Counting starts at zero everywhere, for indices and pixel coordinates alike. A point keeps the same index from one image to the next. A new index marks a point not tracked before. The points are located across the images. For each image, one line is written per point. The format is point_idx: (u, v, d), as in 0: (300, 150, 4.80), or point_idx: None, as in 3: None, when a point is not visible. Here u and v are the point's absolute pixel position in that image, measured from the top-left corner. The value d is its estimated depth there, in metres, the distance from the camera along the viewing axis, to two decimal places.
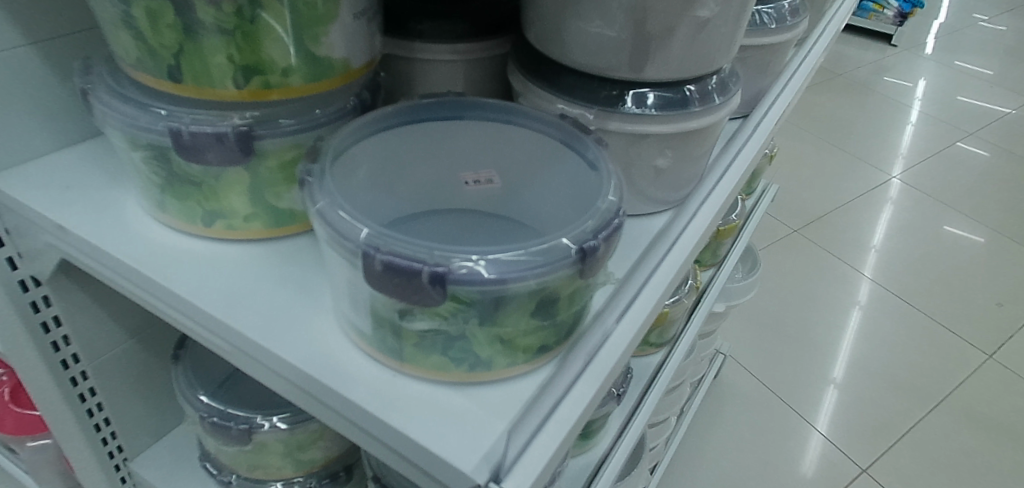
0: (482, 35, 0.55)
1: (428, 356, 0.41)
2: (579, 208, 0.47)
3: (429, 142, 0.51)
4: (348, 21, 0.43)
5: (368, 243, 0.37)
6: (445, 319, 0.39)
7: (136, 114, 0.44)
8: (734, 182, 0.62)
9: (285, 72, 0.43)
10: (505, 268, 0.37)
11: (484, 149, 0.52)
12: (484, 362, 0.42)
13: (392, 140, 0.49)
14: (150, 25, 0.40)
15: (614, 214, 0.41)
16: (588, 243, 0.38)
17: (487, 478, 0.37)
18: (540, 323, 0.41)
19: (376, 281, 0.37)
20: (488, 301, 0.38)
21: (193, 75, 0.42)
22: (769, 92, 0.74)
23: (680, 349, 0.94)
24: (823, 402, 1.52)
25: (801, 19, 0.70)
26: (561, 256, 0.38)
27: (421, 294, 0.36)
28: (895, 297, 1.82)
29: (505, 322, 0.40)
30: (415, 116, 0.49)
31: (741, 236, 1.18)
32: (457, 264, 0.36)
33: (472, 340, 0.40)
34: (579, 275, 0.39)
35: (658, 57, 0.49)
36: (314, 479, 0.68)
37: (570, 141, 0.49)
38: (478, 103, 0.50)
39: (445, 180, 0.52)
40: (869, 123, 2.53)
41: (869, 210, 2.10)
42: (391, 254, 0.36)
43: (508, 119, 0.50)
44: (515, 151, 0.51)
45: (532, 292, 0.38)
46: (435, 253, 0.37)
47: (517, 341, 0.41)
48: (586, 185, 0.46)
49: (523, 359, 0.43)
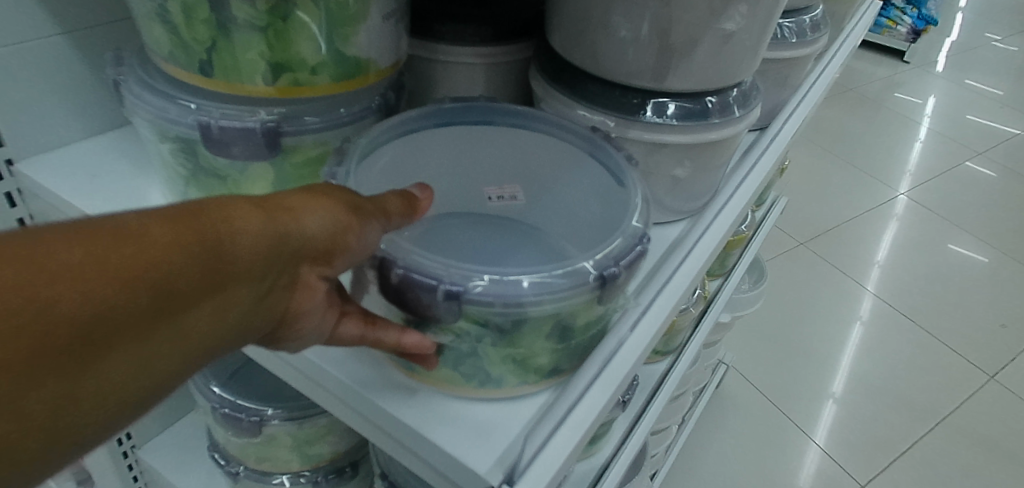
0: (505, 39, 0.56)
1: (442, 370, 0.41)
2: (604, 223, 0.49)
3: (457, 148, 0.52)
4: (377, 22, 0.44)
5: (386, 251, 0.37)
6: (457, 336, 0.39)
7: (164, 106, 0.45)
8: (748, 196, 0.63)
9: (314, 70, 0.43)
10: (525, 288, 0.37)
11: (511, 160, 0.54)
12: (493, 381, 0.41)
13: (421, 141, 0.50)
14: (184, 19, 0.40)
15: (637, 240, 0.41)
16: (609, 269, 0.39)
17: (501, 480, 0.38)
18: (554, 346, 0.41)
19: (392, 290, 0.38)
20: (503, 321, 0.38)
21: (223, 70, 0.42)
22: (787, 105, 0.75)
23: (685, 358, 0.98)
24: (823, 416, 1.52)
25: (822, 33, 0.70)
26: (582, 280, 0.38)
27: (438, 307, 0.37)
28: (898, 314, 1.82)
29: (520, 343, 0.40)
30: (444, 120, 0.50)
31: (751, 245, 1.19)
32: (474, 284, 0.36)
33: (485, 358, 0.40)
34: (597, 300, 0.40)
35: (680, 69, 0.49)
36: (319, 473, 0.67)
37: (594, 150, 0.50)
38: (506, 108, 0.51)
39: (468, 196, 0.54)
40: (877, 138, 2.53)
41: (875, 226, 2.11)
42: (409, 268, 0.36)
43: (537, 127, 0.51)
44: (540, 157, 0.53)
45: (548, 316, 0.38)
46: (453, 270, 0.37)
47: (530, 362, 0.41)
48: (608, 201, 0.49)
49: (534, 379, 0.42)
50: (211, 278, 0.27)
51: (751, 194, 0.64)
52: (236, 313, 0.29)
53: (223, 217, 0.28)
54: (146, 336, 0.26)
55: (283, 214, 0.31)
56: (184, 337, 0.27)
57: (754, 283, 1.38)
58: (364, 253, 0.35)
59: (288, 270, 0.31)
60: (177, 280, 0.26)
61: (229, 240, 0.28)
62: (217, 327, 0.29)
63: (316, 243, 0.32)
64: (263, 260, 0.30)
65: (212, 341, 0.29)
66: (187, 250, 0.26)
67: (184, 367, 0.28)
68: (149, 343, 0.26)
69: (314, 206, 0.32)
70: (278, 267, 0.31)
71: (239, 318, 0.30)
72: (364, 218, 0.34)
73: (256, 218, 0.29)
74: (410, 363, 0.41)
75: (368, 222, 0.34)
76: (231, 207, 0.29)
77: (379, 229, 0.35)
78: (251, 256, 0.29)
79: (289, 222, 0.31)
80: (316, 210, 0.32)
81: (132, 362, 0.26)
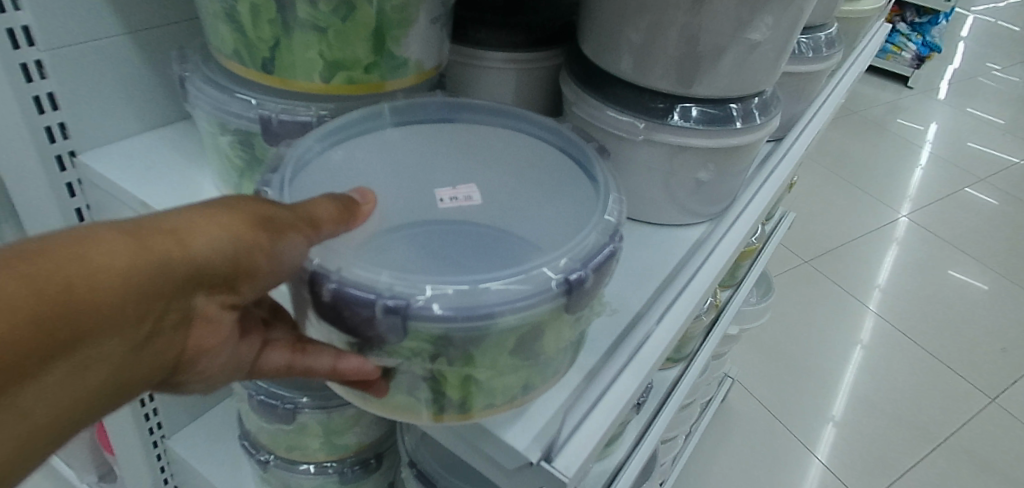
0: (538, 44, 0.59)
1: (397, 396, 0.39)
2: (576, 220, 0.45)
3: (414, 147, 0.51)
4: (424, 26, 0.47)
5: (320, 267, 0.35)
6: (406, 358, 0.37)
7: (226, 100, 0.48)
8: (765, 203, 0.66)
9: (367, 69, 0.46)
10: (488, 296, 0.35)
11: (476, 166, 0.51)
12: (456, 405, 0.39)
13: (379, 139, 0.49)
14: (250, 19, 0.43)
15: (608, 240, 0.39)
16: (575, 274, 0.36)
17: (539, 456, 0.41)
18: (520, 364, 0.38)
19: (330, 309, 0.36)
20: (455, 337, 0.35)
21: (282, 68, 0.45)
22: (801, 118, 0.77)
23: (696, 365, 0.99)
24: (825, 433, 1.53)
25: (836, 51, 0.73)
26: (545, 286, 0.35)
27: (382, 325, 0.35)
28: (900, 334, 1.83)
29: (481, 361, 0.37)
30: (406, 118, 0.50)
31: (760, 259, 1.21)
32: (419, 297, 0.34)
33: (441, 381, 0.38)
34: (566, 308, 0.37)
35: (706, 76, 0.52)
36: (344, 465, 0.69)
37: (568, 146, 0.50)
38: (467, 104, 0.51)
39: (417, 198, 0.49)
40: (880, 162, 2.56)
41: (878, 247, 2.13)
42: (342, 283, 0.34)
43: (507, 123, 0.52)
44: (510, 160, 0.51)
45: (513, 327, 0.36)
46: (397, 284, 0.35)
47: (496, 381, 0.38)
48: (580, 195, 0.47)
49: (503, 400, 0.40)
50: (80, 321, 0.28)
51: (768, 201, 0.67)
52: (127, 346, 0.31)
53: (83, 258, 0.28)
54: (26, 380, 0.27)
55: (166, 242, 0.31)
56: (69, 377, 0.29)
57: (762, 296, 1.41)
58: (287, 270, 0.35)
59: (178, 301, 0.32)
60: (29, 338, 0.27)
61: (88, 284, 0.28)
62: (99, 365, 0.30)
63: (212, 267, 0.32)
64: (143, 297, 0.30)
65: (85, 386, 0.30)
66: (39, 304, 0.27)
67: (70, 403, 0.30)
68: (29, 390, 0.28)
69: (204, 230, 0.32)
70: (157, 303, 0.31)
71: (133, 349, 0.31)
72: (276, 235, 0.33)
73: (121, 257, 0.29)
74: (361, 392, 0.40)
75: (282, 236, 0.33)
76: (96, 244, 0.29)
77: (304, 244, 0.34)
78: (128, 293, 0.29)
79: (175, 249, 0.31)
80: (206, 233, 0.32)
81: (14, 406, 0.28)
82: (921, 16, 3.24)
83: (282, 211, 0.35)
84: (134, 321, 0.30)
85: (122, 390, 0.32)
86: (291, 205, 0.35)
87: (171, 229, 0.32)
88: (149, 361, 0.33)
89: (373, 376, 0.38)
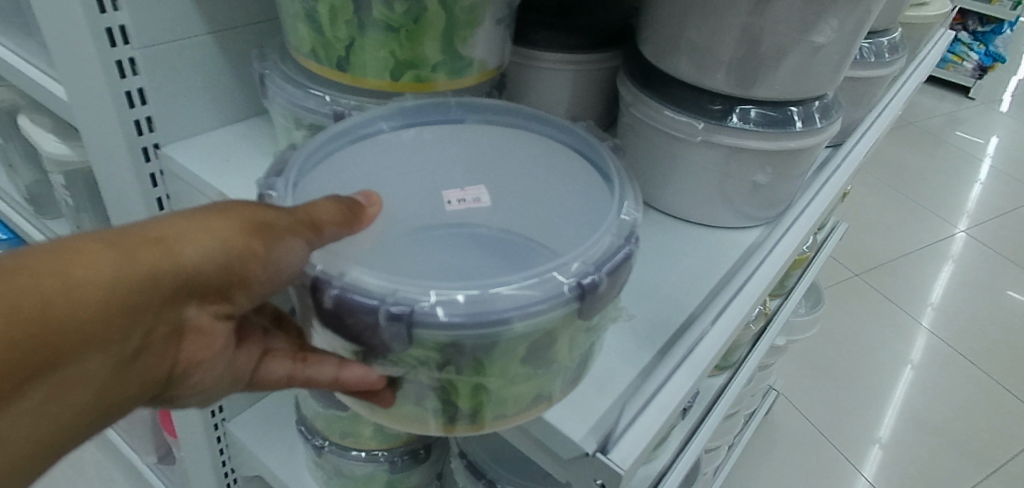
0: (596, 46, 0.61)
1: (403, 405, 0.40)
2: (592, 224, 0.44)
3: (425, 149, 0.49)
4: (490, 27, 0.49)
5: (323, 272, 0.35)
6: (412, 367, 0.37)
7: (302, 96, 0.50)
8: (821, 208, 0.66)
9: (434, 68, 0.48)
10: (498, 303, 0.35)
11: (489, 171, 0.50)
12: (467, 416, 0.39)
13: (387, 142, 0.48)
14: (329, 19, 0.45)
15: (623, 242, 0.39)
16: (587, 278, 0.36)
17: (596, 448, 0.41)
18: (532, 372, 0.38)
19: (334, 315, 0.36)
20: (459, 345, 0.35)
21: (355, 66, 0.47)
22: (859, 125, 0.77)
23: (743, 374, 0.98)
24: (873, 451, 1.49)
25: (899, 56, 0.72)
26: (555, 291, 0.35)
27: (386, 333, 0.35)
28: (955, 353, 1.77)
29: (492, 371, 0.37)
30: (413, 119, 0.49)
31: (810, 269, 1.19)
32: (422, 304, 0.34)
33: (451, 391, 0.38)
34: (577, 314, 0.37)
35: (767, 79, 0.52)
36: (395, 454, 0.70)
37: (582, 148, 0.48)
38: (477, 104, 0.50)
39: (428, 200, 0.49)
40: (937, 175, 2.48)
41: (934, 263, 2.06)
42: (345, 289, 0.35)
43: (523, 124, 0.50)
44: (529, 163, 0.50)
45: (523, 334, 0.36)
46: (400, 291, 0.35)
47: (508, 390, 0.38)
48: (595, 196, 0.46)
49: (514, 409, 0.40)
50: (66, 331, 0.29)
51: (825, 206, 0.66)
52: (116, 356, 0.32)
53: (67, 271, 0.30)
54: (17, 395, 0.29)
55: (152, 250, 0.32)
56: (60, 387, 0.31)
57: (811, 307, 1.38)
58: (287, 275, 0.35)
59: (167, 309, 0.34)
60: (17, 351, 0.28)
61: (73, 295, 0.30)
62: (90, 374, 0.32)
63: (203, 273, 0.34)
64: (130, 305, 0.32)
65: (75, 392, 0.32)
66: (27, 317, 0.28)
67: (65, 410, 0.32)
68: (22, 398, 0.29)
69: (191, 239, 0.33)
70: (144, 312, 0.32)
71: (121, 358, 0.33)
72: (271, 239, 0.34)
73: (105, 267, 0.31)
74: (369, 403, 0.40)
75: (278, 241, 0.34)
76: (80, 256, 0.30)
77: (304, 247, 0.35)
78: (111, 302, 0.31)
79: (162, 258, 0.32)
80: (192, 241, 0.33)
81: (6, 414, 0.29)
82: (983, 26, 3.12)
83: (275, 214, 0.35)
84: (124, 330, 0.32)
85: (114, 398, 0.34)
86: (289, 208, 0.36)
87: (158, 237, 0.33)
88: (140, 370, 0.34)
89: (378, 385, 0.38)
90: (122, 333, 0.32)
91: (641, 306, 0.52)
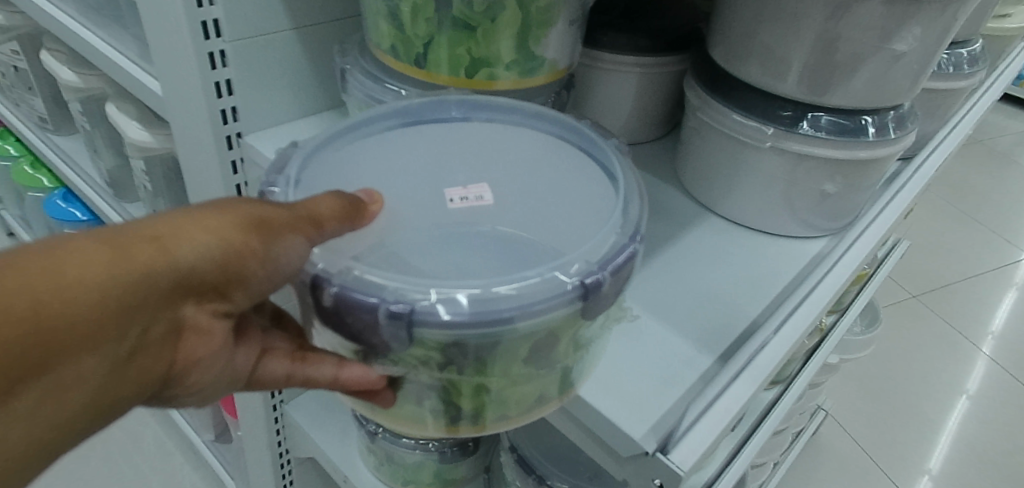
0: (662, 50, 0.61)
1: (403, 405, 0.41)
2: (596, 218, 0.43)
3: (428, 145, 0.49)
4: (563, 28, 0.50)
5: (322, 271, 0.35)
6: (412, 367, 0.37)
7: (374, 88, 0.53)
8: (888, 223, 0.64)
9: (507, 66, 0.49)
10: (501, 302, 0.35)
11: (496, 169, 0.49)
12: (469, 416, 0.40)
13: (389, 139, 0.49)
14: (410, 17, 0.47)
15: (628, 242, 0.39)
16: (591, 278, 0.36)
17: (656, 448, 0.42)
18: (533, 372, 0.39)
19: (334, 314, 0.36)
20: (461, 344, 0.36)
21: (431, 62, 0.49)
22: (932, 138, 0.75)
23: (794, 389, 0.96)
24: (925, 478, 1.44)
25: (978, 69, 0.71)
26: (558, 290, 0.35)
27: (385, 332, 0.35)
28: (1017, 382, 1.70)
29: (492, 372, 0.37)
30: (413, 119, 0.50)
31: (869, 286, 1.15)
32: (420, 301, 0.34)
33: (450, 392, 0.39)
34: (582, 314, 0.37)
35: (841, 87, 0.51)
36: (446, 445, 0.72)
37: (587, 146, 0.49)
38: (478, 102, 0.50)
39: (428, 197, 0.46)
40: (1005, 196, 2.38)
41: (999, 287, 1.98)
42: (344, 288, 0.35)
43: (524, 121, 0.50)
44: (535, 161, 0.49)
45: (527, 335, 0.36)
46: (399, 289, 0.35)
47: (511, 390, 0.39)
48: (598, 195, 0.45)
49: (515, 411, 0.41)
50: (60, 331, 0.28)
51: (891, 221, 0.65)
52: (111, 359, 0.30)
53: (59, 268, 0.28)
54: (1, 402, 0.27)
55: (148, 248, 0.31)
56: (50, 395, 0.29)
57: (867, 326, 1.34)
58: (287, 270, 0.35)
59: (165, 310, 0.32)
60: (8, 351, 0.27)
61: (66, 294, 0.28)
62: (84, 378, 0.30)
63: (203, 271, 0.32)
64: (126, 305, 0.30)
65: (68, 398, 0.30)
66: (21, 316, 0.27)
67: (60, 415, 0.30)
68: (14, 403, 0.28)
69: (187, 238, 0.32)
70: (142, 313, 0.31)
71: (117, 362, 0.31)
72: (270, 235, 0.33)
73: (98, 266, 0.29)
74: (369, 403, 0.41)
75: (279, 237, 0.34)
76: (72, 255, 0.29)
77: (303, 244, 0.34)
78: (107, 301, 0.29)
79: (158, 256, 0.31)
80: (189, 239, 0.32)
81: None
82: None
83: (273, 212, 0.34)
84: (121, 332, 0.30)
85: (110, 403, 0.32)
86: (288, 204, 0.35)
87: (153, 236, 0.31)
88: (137, 377, 0.32)
89: (379, 385, 0.39)
90: (119, 335, 0.30)
91: (703, 309, 0.52)
